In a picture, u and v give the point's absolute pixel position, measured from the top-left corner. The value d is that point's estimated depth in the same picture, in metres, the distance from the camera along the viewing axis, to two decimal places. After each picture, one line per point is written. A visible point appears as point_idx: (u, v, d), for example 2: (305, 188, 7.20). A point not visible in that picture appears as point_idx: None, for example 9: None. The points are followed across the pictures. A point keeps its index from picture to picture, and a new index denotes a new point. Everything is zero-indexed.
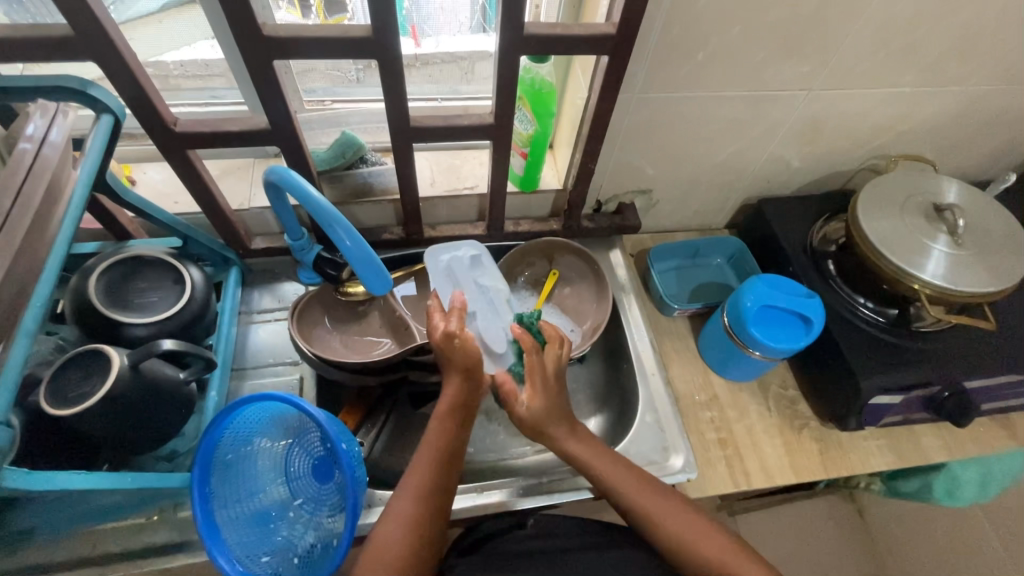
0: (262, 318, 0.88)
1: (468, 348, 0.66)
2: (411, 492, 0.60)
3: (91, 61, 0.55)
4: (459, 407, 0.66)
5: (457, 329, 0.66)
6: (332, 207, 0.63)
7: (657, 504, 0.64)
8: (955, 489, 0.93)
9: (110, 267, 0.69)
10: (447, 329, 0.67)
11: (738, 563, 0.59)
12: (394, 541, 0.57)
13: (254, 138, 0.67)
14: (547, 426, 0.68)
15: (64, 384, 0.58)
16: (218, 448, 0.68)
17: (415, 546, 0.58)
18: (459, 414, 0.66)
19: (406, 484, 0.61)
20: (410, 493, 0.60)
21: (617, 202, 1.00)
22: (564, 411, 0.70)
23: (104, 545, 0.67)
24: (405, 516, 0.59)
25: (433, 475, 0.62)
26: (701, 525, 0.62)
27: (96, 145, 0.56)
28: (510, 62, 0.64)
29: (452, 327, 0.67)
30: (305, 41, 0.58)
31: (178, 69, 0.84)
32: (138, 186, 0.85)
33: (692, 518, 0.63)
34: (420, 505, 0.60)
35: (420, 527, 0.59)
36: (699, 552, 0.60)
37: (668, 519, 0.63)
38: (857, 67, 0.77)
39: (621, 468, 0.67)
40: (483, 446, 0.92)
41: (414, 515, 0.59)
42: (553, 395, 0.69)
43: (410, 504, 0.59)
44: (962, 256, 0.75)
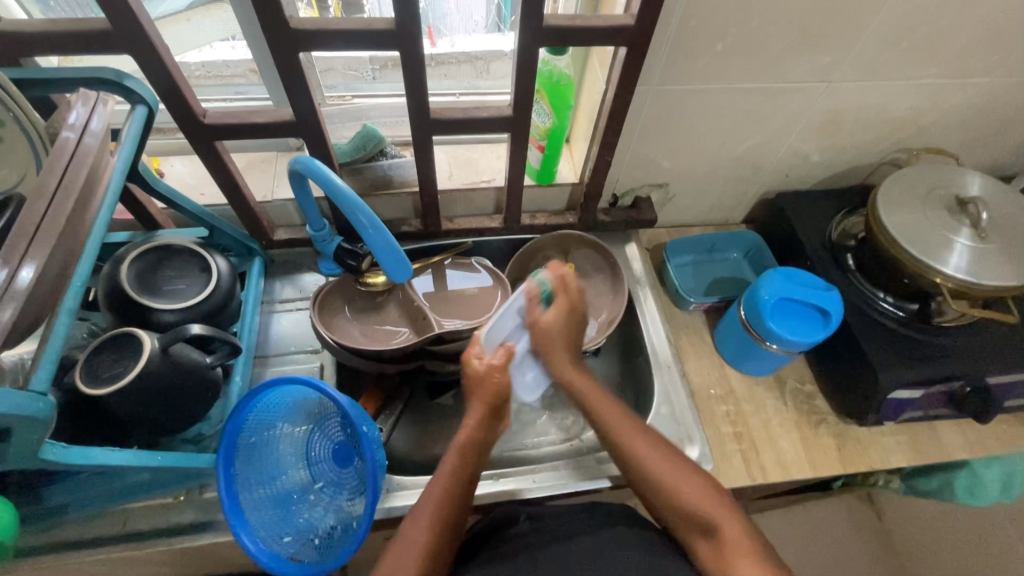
0: (284, 307, 0.90)
1: (503, 380, 0.70)
2: (426, 522, 0.61)
3: (126, 53, 0.57)
4: (475, 439, 0.67)
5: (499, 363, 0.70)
6: (355, 196, 0.64)
7: (650, 456, 0.67)
8: (977, 488, 0.91)
9: (141, 254, 0.71)
10: (484, 361, 0.70)
11: (717, 509, 0.61)
12: (407, 562, 0.58)
13: (279, 130, 0.69)
14: (553, 349, 0.74)
15: (98, 365, 0.61)
16: (243, 431, 0.69)
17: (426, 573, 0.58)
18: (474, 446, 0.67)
19: (420, 511, 0.62)
20: (425, 522, 0.60)
21: (633, 196, 1.00)
22: (575, 339, 0.76)
23: (134, 523, 0.69)
24: (419, 540, 0.59)
25: (448, 506, 0.62)
26: (687, 475, 0.65)
27: (131, 135, 0.58)
28: (529, 53, 0.65)
29: (494, 360, 0.70)
30: (329, 34, 0.59)
31: (200, 69, 0.88)
32: (166, 178, 0.88)
33: (681, 469, 0.65)
34: (433, 538, 0.60)
35: (433, 549, 0.60)
36: (688, 500, 0.63)
37: (652, 465, 0.66)
38: (878, 59, 0.76)
39: (623, 426, 0.69)
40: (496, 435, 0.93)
41: (428, 541, 0.60)
42: (574, 319, 0.75)
43: (423, 531, 0.60)
44: (986, 250, 0.74)
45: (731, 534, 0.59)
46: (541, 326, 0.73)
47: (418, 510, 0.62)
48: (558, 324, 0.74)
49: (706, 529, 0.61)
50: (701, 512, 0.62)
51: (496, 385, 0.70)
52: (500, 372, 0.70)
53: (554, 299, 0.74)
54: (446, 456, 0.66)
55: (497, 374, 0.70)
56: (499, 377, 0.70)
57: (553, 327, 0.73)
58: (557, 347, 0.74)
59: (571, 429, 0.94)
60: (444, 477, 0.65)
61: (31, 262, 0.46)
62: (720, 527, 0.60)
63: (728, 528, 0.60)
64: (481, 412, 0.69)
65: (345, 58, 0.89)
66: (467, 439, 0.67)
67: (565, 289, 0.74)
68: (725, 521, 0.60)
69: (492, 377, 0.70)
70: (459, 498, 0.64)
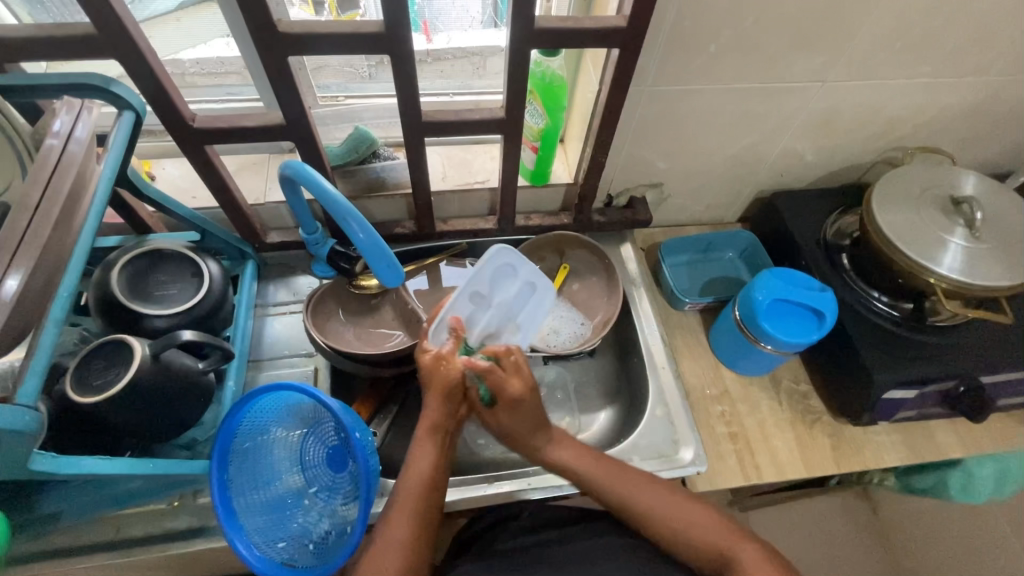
0: (277, 311, 0.89)
1: (453, 370, 0.65)
2: (404, 520, 0.62)
3: (112, 58, 0.57)
4: (440, 426, 0.67)
5: (449, 352, 0.65)
6: (345, 201, 0.64)
7: (643, 492, 0.65)
8: (971, 485, 0.91)
9: (131, 260, 0.71)
10: (434, 354, 0.66)
11: (728, 539, 0.61)
12: (387, 563, 0.59)
13: (269, 134, 0.69)
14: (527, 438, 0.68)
15: (88, 373, 0.60)
16: (235, 436, 0.69)
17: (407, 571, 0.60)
18: (440, 436, 0.66)
19: (393, 512, 0.62)
20: (400, 520, 0.61)
21: (628, 196, 1.00)
22: (541, 423, 0.68)
23: (128, 529, 0.69)
24: (397, 541, 0.61)
25: (419, 498, 0.63)
26: (687, 510, 0.64)
27: (118, 141, 0.57)
28: (521, 55, 0.64)
29: (443, 350, 0.66)
30: (318, 37, 0.58)
31: (194, 67, 0.86)
32: (157, 181, 0.87)
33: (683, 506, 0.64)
34: (413, 532, 0.61)
35: (412, 549, 0.61)
36: (699, 537, 0.62)
37: (650, 500, 0.64)
38: (872, 58, 0.76)
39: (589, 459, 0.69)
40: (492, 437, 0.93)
41: (405, 539, 0.61)
42: (526, 401, 0.65)
43: (401, 530, 0.61)
44: (980, 250, 0.74)
45: (749, 565, 0.58)
46: (492, 424, 0.69)
47: (395, 506, 0.63)
48: (507, 425, 0.68)
49: (720, 561, 0.60)
50: (713, 549, 0.61)
51: (448, 375, 0.65)
52: (451, 360, 0.65)
53: (494, 401, 0.66)
54: (416, 453, 0.66)
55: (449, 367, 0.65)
56: (450, 366, 0.65)
57: (508, 424, 0.67)
58: (533, 436, 0.69)
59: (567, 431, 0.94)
60: (416, 471, 0.64)
61: (16, 272, 0.45)
62: (737, 558, 0.59)
63: (743, 553, 0.59)
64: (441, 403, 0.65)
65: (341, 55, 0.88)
66: (432, 425, 0.66)
67: (499, 380, 0.64)
68: (741, 550, 0.60)
69: (444, 372, 0.64)
70: (434, 489, 0.64)
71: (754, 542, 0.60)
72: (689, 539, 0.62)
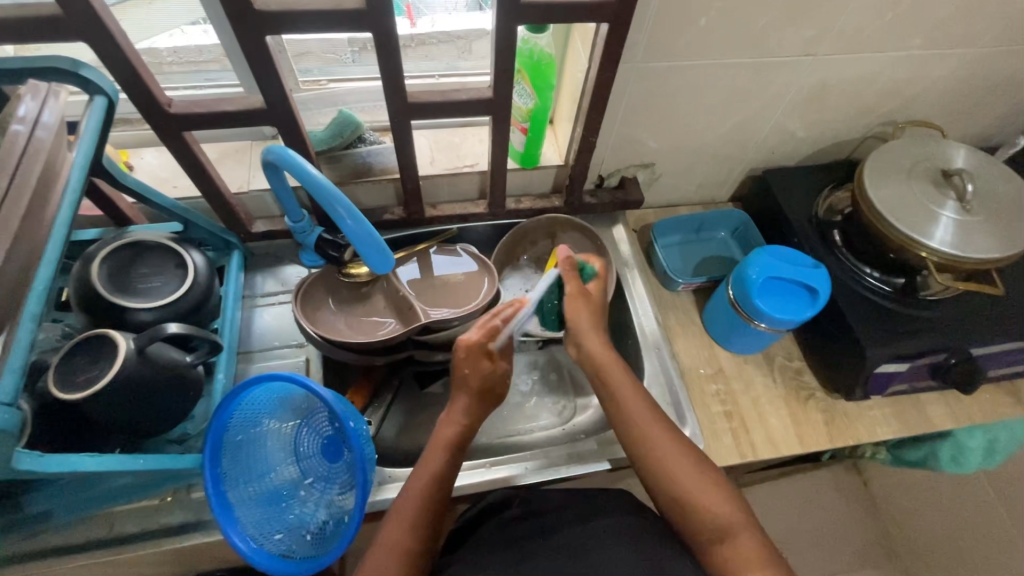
0: (266, 302, 0.88)
1: (492, 375, 0.71)
2: (407, 521, 0.61)
3: (81, 41, 0.54)
4: (461, 433, 0.69)
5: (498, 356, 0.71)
6: (332, 186, 0.62)
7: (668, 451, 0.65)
8: (962, 455, 0.92)
9: (112, 252, 0.69)
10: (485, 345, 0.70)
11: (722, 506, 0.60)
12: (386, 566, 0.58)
13: (249, 118, 0.66)
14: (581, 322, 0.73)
15: (72, 369, 0.59)
16: (228, 429, 0.68)
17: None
18: (456, 448, 0.68)
19: (398, 513, 0.62)
20: (406, 521, 0.60)
21: (619, 176, 0.99)
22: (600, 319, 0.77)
23: (121, 526, 0.68)
24: (399, 544, 0.59)
25: (426, 505, 0.62)
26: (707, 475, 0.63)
27: (90, 127, 0.55)
28: (508, 31, 0.62)
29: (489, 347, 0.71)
30: (296, 15, 0.56)
31: (171, 55, 0.83)
32: (136, 171, 0.85)
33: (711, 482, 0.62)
34: (414, 535, 0.60)
35: (411, 551, 0.59)
36: (706, 511, 0.60)
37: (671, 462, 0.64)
38: (864, 30, 0.75)
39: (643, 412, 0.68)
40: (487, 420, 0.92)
41: (406, 542, 0.60)
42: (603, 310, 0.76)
43: (404, 534, 0.60)
44: (971, 222, 0.74)
45: (744, 544, 0.57)
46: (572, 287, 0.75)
47: (400, 510, 0.62)
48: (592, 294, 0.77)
49: (719, 534, 0.59)
50: (717, 523, 0.59)
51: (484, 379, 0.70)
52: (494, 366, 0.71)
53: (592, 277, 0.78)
54: (434, 456, 0.66)
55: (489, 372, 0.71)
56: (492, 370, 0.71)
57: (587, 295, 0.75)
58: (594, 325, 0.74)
59: (563, 414, 0.94)
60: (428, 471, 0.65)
61: None
62: (736, 542, 0.57)
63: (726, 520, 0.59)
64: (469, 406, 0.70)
65: (320, 40, 0.82)
66: (451, 436, 0.68)
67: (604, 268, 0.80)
68: (741, 532, 0.58)
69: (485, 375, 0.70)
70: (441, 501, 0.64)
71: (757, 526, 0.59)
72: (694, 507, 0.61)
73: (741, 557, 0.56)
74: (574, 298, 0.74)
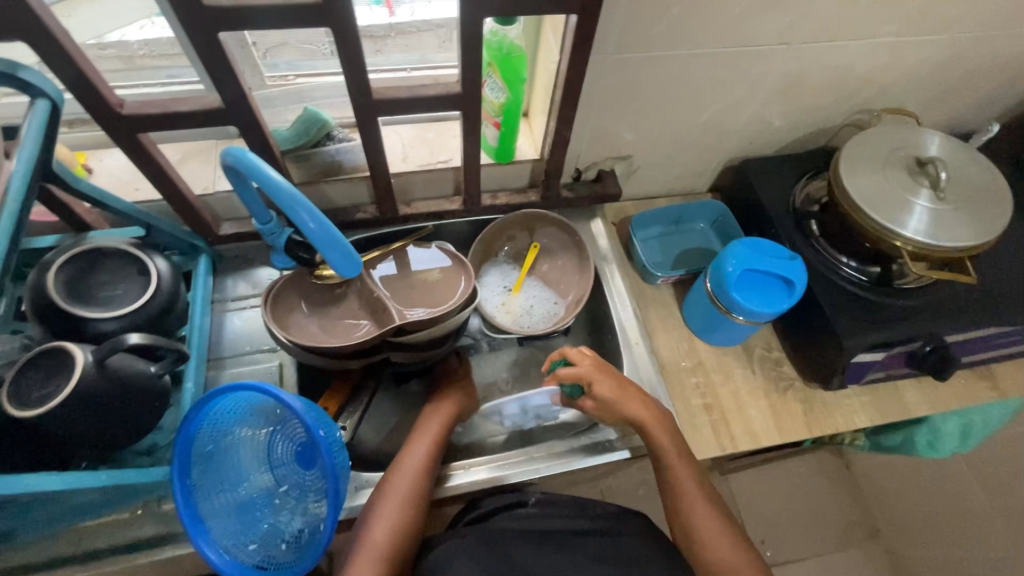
0: (237, 306, 0.86)
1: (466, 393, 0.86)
2: (412, 470, 0.71)
3: (19, 41, 0.51)
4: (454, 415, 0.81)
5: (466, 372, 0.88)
6: (294, 190, 0.60)
7: (705, 517, 0.69)
8: (937, 441, 0.94)
9: (69, 261, 0.66)
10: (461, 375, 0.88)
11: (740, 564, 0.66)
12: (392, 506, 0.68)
13: (207, 118, 0.64)
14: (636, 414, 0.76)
15: (27, 385, 0.56)
16: (197, 440, 0.66)
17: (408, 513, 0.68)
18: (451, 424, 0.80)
19: (402, 464, 0.72)
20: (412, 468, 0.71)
21: (596, 169, 0.97)
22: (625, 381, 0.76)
23: (90, 541, 0.66)
24: (405, 486, 0.69)
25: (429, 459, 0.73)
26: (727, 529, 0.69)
27: (32, 132, 0.53)
28: (473, 25, 0.60)
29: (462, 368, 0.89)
30: (249, 10, 0.54)
31: (143, 48, 0.79)
32: (95, 174, 0.82)
33: (737, 545, 0.67)
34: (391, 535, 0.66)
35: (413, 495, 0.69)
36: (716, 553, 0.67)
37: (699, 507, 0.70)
38: (837, 18, 0.74)
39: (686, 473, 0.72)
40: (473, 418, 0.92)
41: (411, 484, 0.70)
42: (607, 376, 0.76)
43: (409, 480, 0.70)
44: (945, 211, 0.74)
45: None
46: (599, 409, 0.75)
47: (397, 476, 0.70)
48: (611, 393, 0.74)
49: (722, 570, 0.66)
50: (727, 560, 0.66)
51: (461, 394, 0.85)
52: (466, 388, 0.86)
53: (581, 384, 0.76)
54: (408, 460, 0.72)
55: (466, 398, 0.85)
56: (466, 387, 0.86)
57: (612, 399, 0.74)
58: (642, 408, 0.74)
59: None
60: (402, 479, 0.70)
61: None
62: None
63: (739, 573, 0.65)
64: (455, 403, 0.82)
65: (300, 32, 0.78)
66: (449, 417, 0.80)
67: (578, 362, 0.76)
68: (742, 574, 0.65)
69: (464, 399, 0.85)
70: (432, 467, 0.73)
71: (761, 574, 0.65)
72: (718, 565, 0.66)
73: None
74: (604, 410, 0.75)
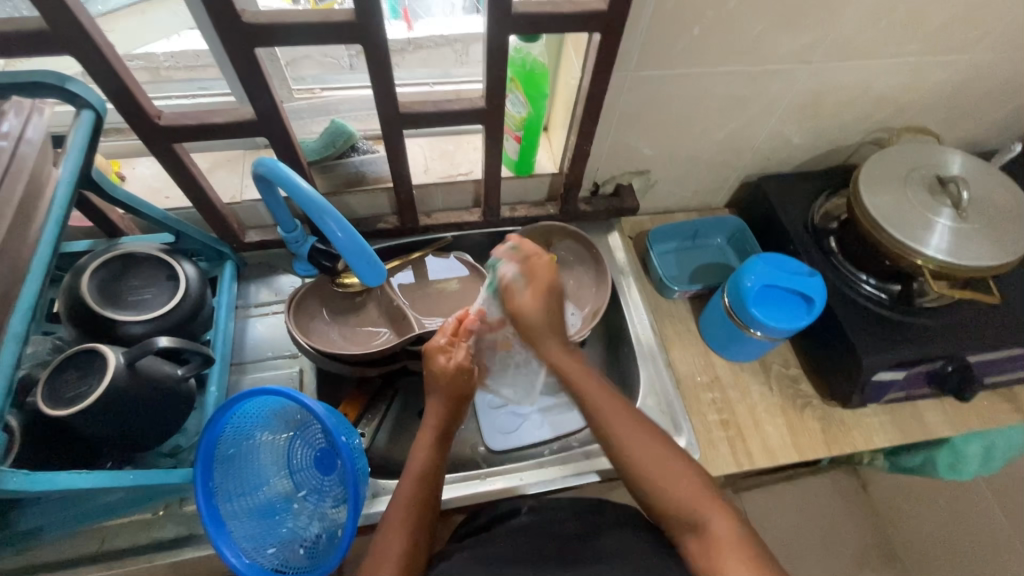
0: (260, 312, 0.87)
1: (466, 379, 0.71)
2: (408, 491, 0.63)
3: (68, 55, 0.54)
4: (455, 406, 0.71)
5: (452, 351, 0.72)
6: (323, 200, 0.62)
7: (649, 452, 0.61)
8: (959, 463, 0.92)
9: (103, 265, 0.68)
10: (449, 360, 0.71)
11: (714, 513, 0.57)
12: (396, 536, 0.60)
13: (240, 130, 0.66)
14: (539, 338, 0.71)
15: (62, 384, 0.58)
16: (220, 443, 0.67)
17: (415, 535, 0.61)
18: (448, 420, 0.71)
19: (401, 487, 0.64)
20: (408, 486, 0.63)
21: (614, 183, 0.98)
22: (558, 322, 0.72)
23: (113, 541, 0.67)
24: (403, 512, 0.61)
25: (427, 475, 0.65)
26: (694, 477, 0.60)
27: (78, 142, 0.55)
28: (500, 42, 0.62)
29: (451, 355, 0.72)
30: (286, 27, 0.55)
31: (168, 60, 0.83)
32: (128, 181, 0.84)
33: (684, 465, 0.60)
34: (410, 541, 0.60)
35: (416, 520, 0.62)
36: (672, 491, 0.59)
37: (625, 435, 0.63)
38: (858, 39, 0.75)
39: (622, 423, 0.64)
40: (499, 380, 0.89)
41: (409, 501, 0.62)
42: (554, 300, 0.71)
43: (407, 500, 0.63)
44: (967, 230, 0.74)
45: (718, 531, 0.56)
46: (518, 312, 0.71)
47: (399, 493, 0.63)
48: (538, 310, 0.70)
49: (691, 524, 0.57)
50: (687, 509, 0.58)
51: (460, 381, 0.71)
52: (464, 372, 0.71)
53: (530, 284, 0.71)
54: (404, 482, 0.64)
55: (464, 376, 0.71)
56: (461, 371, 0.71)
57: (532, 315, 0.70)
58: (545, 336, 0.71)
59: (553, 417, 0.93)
60: (404, 506, 0.62)
61: None
62: (709, 522, 0.56)
63: (716, 526, 0.56)
64: (444, 409, 0.70)
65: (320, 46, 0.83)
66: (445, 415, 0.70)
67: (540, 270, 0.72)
68: (714, 517, 0.57)
69: (458, 378, 0.71)
70: (433, 476, 0.65)
71: (730, 511, 0.57)
72: (692, 521, 0.57)
73: (715, 543, 0.55)
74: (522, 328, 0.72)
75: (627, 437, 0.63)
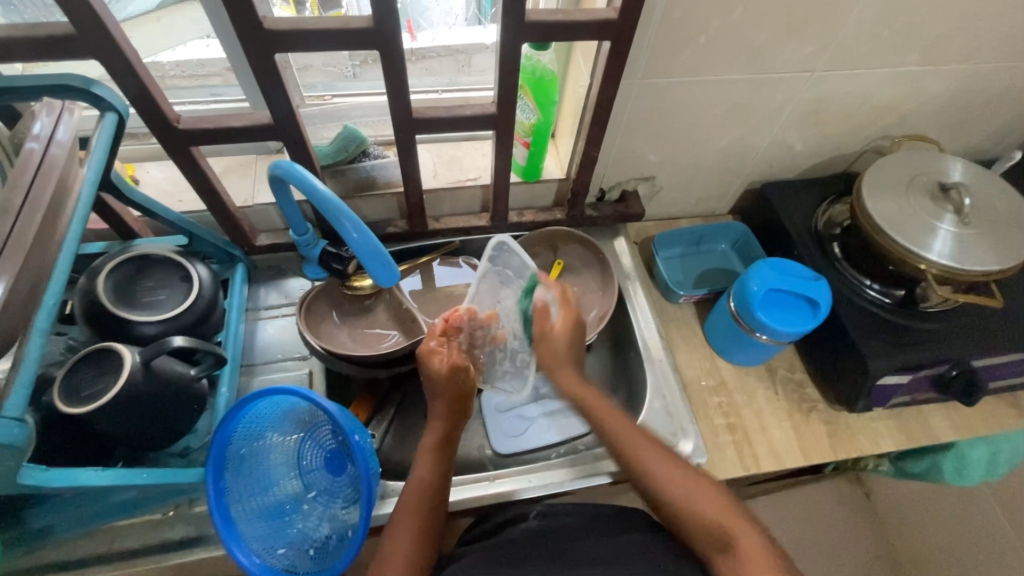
0: (270, 314, 0.88)
1: (462, 380, 0.73)
2: (415, 492, 0.64)
3: (94, 59, 0.55)
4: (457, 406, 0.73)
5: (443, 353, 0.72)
6: (338, 201, 0.63)
7: (676, 479, 0.63)
8: (965, 468, 0.92)
9: (118, 265, 0.69)
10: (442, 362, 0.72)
11: (744, 531, 0.58)
12: (403, 537, 0.61)
13: (257, 134, 0.67)
14: (557, 365, 0.76)
15: (79, 382, 0.59)
16: (232, 442, 0.68)
17: (422, 534, 0.61)
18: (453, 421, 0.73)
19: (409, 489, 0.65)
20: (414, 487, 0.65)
21: (620, 190, 0.99)
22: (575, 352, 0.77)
23: (123, 541, 0.67)
24: (410, 513, 0.62)
25: (432, 475, 0.66)
26: (719, 498, 0.61)
27: (101, 144, 0.57)
28: (512, 49, 0.63)
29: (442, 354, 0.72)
30: (306, 33, 0.57)
31: (175, 69, 0.84)
32: (142, 185, 0.85)
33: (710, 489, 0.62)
34: (416, 541, 0.61)
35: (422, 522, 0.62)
36: (700, 512, 0.60)
37: (654, 466, 0.65)
38: (862, 48, 0.77)
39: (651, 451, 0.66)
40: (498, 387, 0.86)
41: (416, 502, 0.63)
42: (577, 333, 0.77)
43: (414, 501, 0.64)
44: (969, 235, 0.75)
45: (747, 547, 0.56)
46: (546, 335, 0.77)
47: (406, 494, 0.65)
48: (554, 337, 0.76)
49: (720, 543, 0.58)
50: (716, 524, 0.59)
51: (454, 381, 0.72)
52: (459, 371, 0.73)
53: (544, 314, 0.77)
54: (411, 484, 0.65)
55: (458, 374, 0.73)
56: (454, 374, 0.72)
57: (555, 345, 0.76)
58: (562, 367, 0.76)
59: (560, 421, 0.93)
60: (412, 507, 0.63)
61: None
62: (738, 539, 0.57)
63: (747, 543, 0.56)
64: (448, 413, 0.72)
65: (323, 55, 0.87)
66: (450, 419, 0.73)
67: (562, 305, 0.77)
68: (742, 534, 0.57)
69: (454, 379, 0.72)
70: (439, 477, 0.67)
71: (760, 529, 0.58)
72: (717, 538, 0.58)
73: (746, 559, 0.55)
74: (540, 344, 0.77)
75: (655, 467, 0.65)
